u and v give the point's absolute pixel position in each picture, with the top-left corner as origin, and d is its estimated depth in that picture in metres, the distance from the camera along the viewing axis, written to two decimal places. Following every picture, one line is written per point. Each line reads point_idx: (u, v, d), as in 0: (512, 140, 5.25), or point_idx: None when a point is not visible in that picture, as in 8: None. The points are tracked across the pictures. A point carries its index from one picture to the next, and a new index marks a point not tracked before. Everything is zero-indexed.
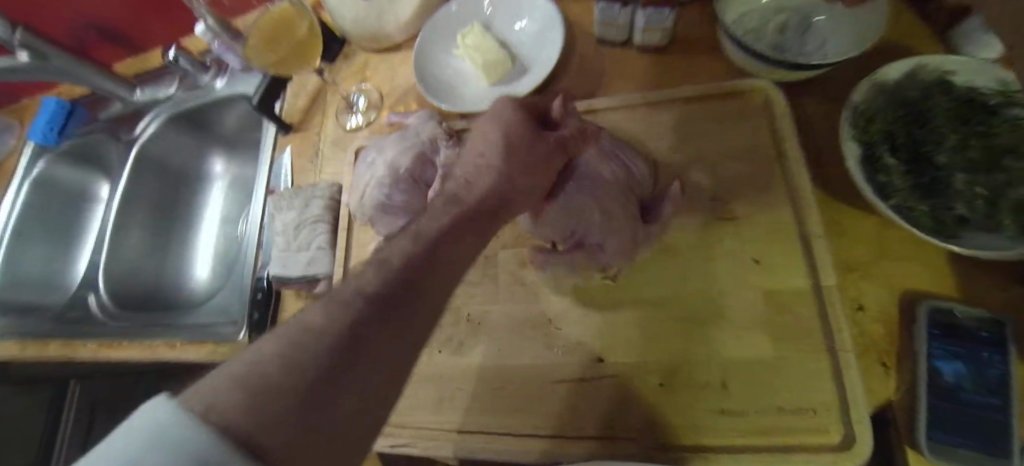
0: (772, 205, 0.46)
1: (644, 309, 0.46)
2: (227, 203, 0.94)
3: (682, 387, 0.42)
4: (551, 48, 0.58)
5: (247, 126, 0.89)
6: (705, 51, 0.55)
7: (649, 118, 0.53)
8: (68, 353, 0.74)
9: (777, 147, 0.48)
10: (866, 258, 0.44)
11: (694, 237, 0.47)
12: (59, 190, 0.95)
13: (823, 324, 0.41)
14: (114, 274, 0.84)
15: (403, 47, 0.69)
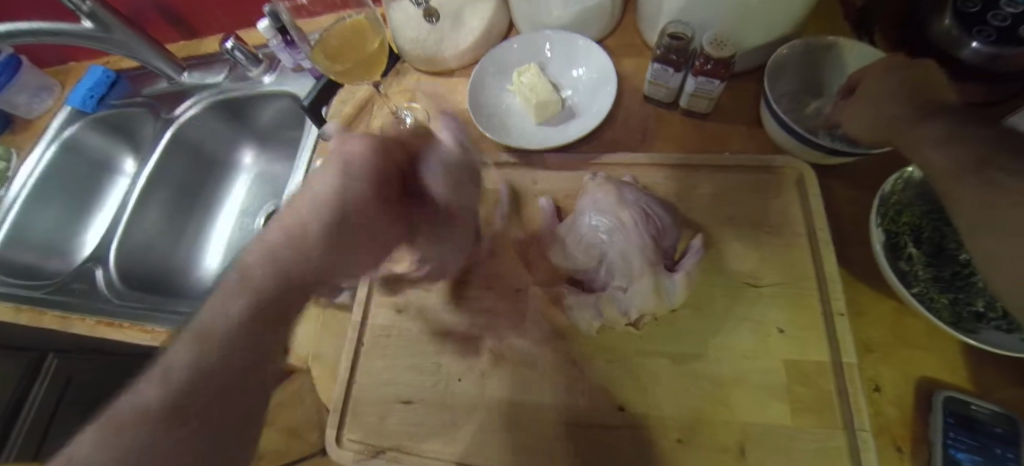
0: (798, 278, 0.48)
1: (665, 361, 0.46)
2: (251, 197, 0.96)
3: (702, 444, 0.43)
4: (603, 100, 0.60)
5: (283, 125, 0.92)
6: (744, 125, 0.59)
7: (682, 178, 0.55)
8: (63, 325, 0.71)
9: (806, 223, 0.50)
10: (880, 341, 0.46)
11: (721, 298, 0.48)
12: (87, 159, 0.96)
13: (843, 402, 0.42)
14: (127, 251, 0.82)
15: (457, 73, 0.72)
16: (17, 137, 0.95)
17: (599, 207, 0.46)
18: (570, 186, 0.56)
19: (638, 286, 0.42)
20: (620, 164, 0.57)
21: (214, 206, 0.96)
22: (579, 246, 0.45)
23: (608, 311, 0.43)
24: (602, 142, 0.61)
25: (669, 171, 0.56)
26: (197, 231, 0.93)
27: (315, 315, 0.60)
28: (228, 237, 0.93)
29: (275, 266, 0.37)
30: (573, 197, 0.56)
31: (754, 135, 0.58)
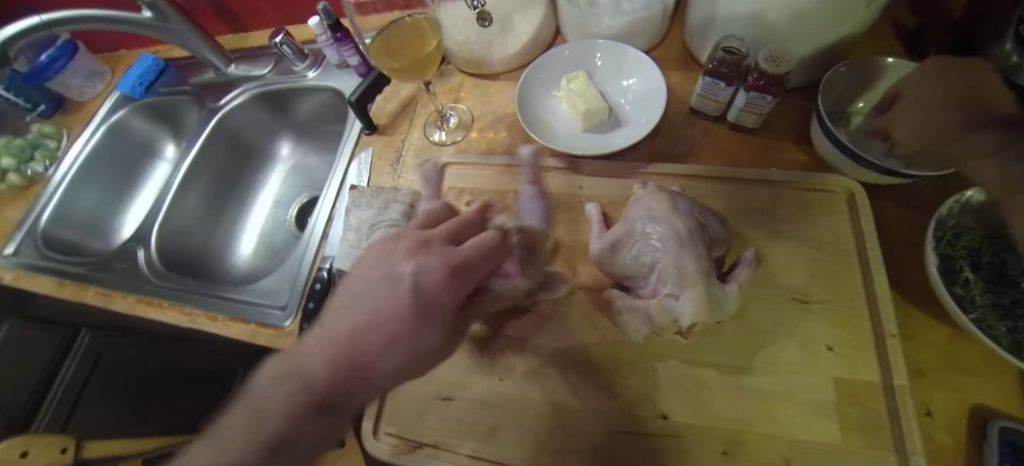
0: (848, 296, 0.47)
1: (711, 372, 0.46)
2: (286, 187, 0.98)
3: (749, 459, 0.42)
4: (651, 109, 0.60)
5: (323, 119, 0.94)
6: (792, 141, 0.59)
7: (728, 191, 0.55)
8: (105, 301, 0.73)
9: (857, 241, 0.50)
10: (931, 365, 0.46)
11: (770, 312, 0.48)
12: (130, 142, 0.99)
13: (893, 424, 0.41)
14: (167, 233, 0.84)
15: (501, 77, 0.74)
16: (67, 118, 0.99)
17: (652, 214, 0.46)
18: (616, 194, 0.57)
19: (691, 293, 0.42)
20: (667, 173, 0.58)
21: (250, 195, 0.98)
22: (630, 252, 0.45)
23: (659, 317, 0.42)
24: (647, 152, 0.61)
25: (716, 182, 0.56)
26: (233, 219, 0.94)
27: None
28: (262, 225, 0.95)
29: (325, 354, 0.32)
30: (619, 203, 0.56)
31: (802, 152, 0.58)
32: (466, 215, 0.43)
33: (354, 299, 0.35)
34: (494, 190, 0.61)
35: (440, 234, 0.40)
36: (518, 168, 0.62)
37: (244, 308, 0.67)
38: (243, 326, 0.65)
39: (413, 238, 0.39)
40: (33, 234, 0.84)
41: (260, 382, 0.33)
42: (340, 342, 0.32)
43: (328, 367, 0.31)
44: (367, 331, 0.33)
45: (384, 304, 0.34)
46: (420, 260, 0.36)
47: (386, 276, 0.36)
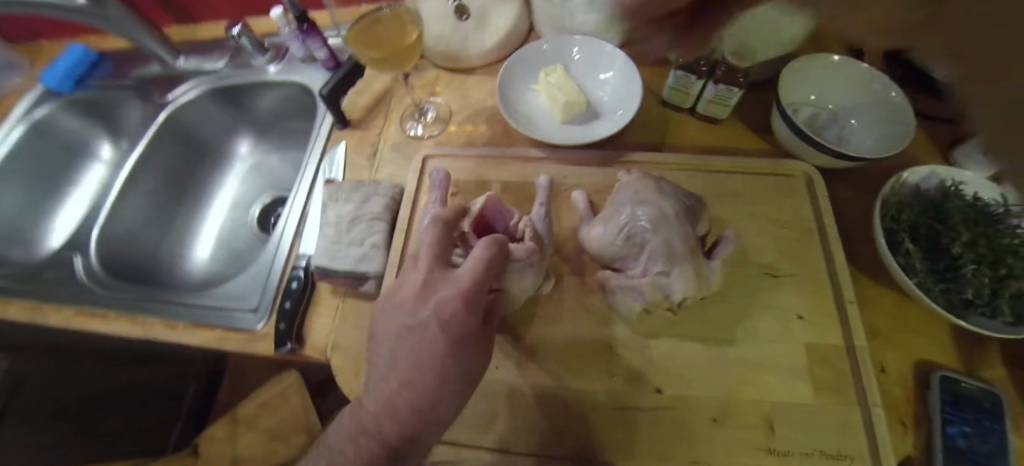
0: (811, 268, 0.52)
1: (698, 346, 0.49)
2: (246, 187, 0.92)
3: (736, 423, 0.45)
4: (628, 101, 0.62)
5: (286, 115, 0.89)
6: (755, 131, 0.64)
7: (700, 178, 0.59)
8: (34, 318, 0.64)
9: (816, 219, 0.55)
10: (884, 327, 0.51)
11: (747, 285, 0.52)
12: (56, 140, 0.88)
13: (856, 380, 0.46)
14: (111, 239, 0.77)
15: (478, 71, 0.73)
16: None
17: (639, 198, 0.48)
18: (598, 181, 0.59)
19: (681, 270, 0.45)
20: (644, 162, 0.60)
21: (206, 197, 0.90)
22: (621, 234, 0.47)
23: (652, 293, 0.45)
24: (624, 143, 0.64)
25: (691, 169, 0.59)
26: (187, 223, 0.87)
27: (335, 303, 0.59)
28: (219, 227, 0.88)
29: (389, 402, 0.40)
30: (603, 191, 0.58)
31: (764, 141, 0.63)
32: (490, 242, 0.42)
33: (404, 352, 0.41)
34: (478, 181, 0.62)
35: (473, 279, 0.41)
36: (501, 159, 0.63)
37: (208, 314, 0.61)
38: (207, 333, 0.60)
39: (450, 290, 0.41)
40: None
41: (343, 421, 0.43)
42: (403, 397, 0.40)
43: (398, 418, 0.40)
44: (414, 385, 0.40)
45: (435, 367, 0.40)
46: (460, 321, 0.40)
47: (431, 335, 0.40)
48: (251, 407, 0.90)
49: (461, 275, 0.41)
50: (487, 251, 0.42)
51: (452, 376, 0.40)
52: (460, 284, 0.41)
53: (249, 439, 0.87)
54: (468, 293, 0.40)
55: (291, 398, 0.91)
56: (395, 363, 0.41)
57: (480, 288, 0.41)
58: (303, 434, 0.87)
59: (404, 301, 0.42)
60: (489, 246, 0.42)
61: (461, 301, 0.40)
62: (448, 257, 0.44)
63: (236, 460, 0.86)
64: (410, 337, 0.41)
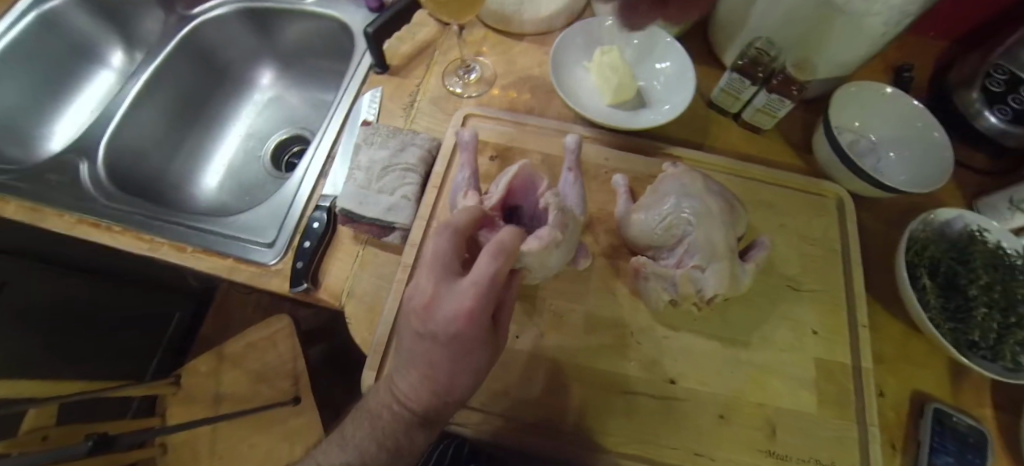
0: (831, 288, 0.53)
1: (714, 346, 0.49)
2: (263, 120, 0.89)
3: (740, 424, 0.46)
4: (678, 94, 0.61)
5: (316, 50, 0.85)
6: (796, 147, 0.63)
7: (737, 183, 0.59)
8: (34, 219, 0.61)
9: (842, 242, 0.56)
10: (888, 354, 0.53)
11: (768, 293, 0.53)
12: (63, 38, 0.83)
13: (856, 398, 0.48)
14: (117, 151, 0.73)
15: (529, 39, 0.72)
16: None
17: (685, 191, 0.48)
18: (638, 170, 0.59)
19: (718, 266, 0.45)
20: (685, 158, 0.60)
21: (218, 124, 0.87)
22: (662, 223, 0.47)
23: (684, 286, 0.45)
24: (666, 137, 0.64)
25: (729, 174, 0.59)
26: (197, 146, 0.84)
27: (355, 250, 0.57)
28: (231, 157, 0.85)
29: (411, 391, 0.37)
30: (642, 181, 0.58)
31: (799, 158, 0.63)
32: (497, 251, 0.31)
33: (416, 355, 0.35)
34: (518, 148, 0.60)
35: (478, 298, 0.31)
36: (543, 129, 0.62)
37: (219, 242, 0.59)
38: (219, 260, 0.58)
39: (451, 306, 0.31)
40: None
41: (359, 408, 0.41)
42: (419, 392, 0.36)
43: (418, 407, 0.37)
44: (435, 383, 0.35)
45: (446, 373, 0.35)
46: (464, 341, 0.32)
47: (435, 347, 0.33)
48: (238, 347, 0.88)
49: (464, 290, 0.31)
50: (494, 263, 0.31)
51: (474, 371, 0.35)
52: (461, 299, 0.31)
53: (233, 377, 0.87)
54: (474, 307, 0.31)
55: (280, 342, 0.88)
56: (411, 360, 0.36)
57: (492, 299, 0.32)
58: (289, 380, 0.86)
59: (410, 304, 0.34)
60: (495, 254, 0.31)
61: (465, 315, 0.31)
62: (457, 258, 0.34)
63: (219, 395, 0.86)
64: (420, 340, 0.34)
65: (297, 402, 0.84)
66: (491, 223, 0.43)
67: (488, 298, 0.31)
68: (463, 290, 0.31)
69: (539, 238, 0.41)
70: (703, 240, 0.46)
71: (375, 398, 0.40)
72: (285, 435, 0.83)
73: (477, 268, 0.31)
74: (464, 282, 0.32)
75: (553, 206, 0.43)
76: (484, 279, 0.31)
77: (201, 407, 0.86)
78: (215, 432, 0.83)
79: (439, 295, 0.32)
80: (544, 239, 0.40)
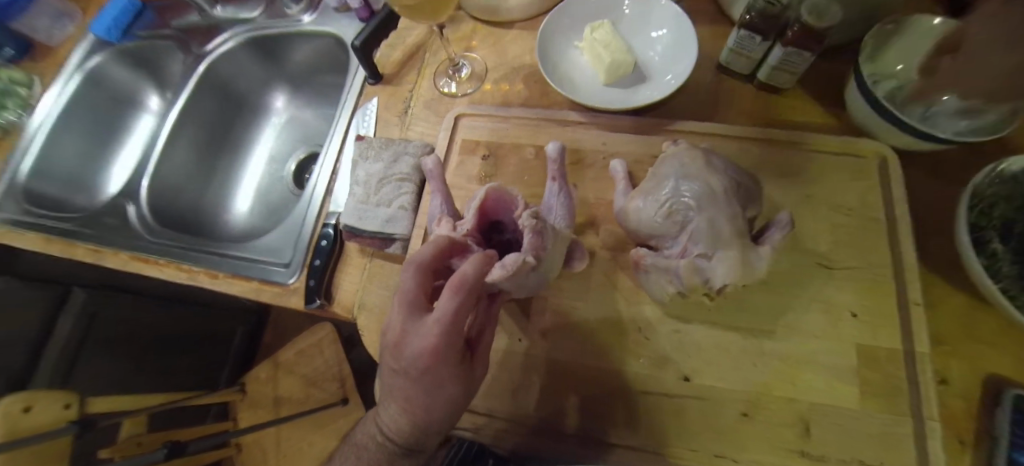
0: (876, 264, 0.46)
1: (733, 338, 0.45)
2: (281, 142, 0.93)
3: (765, 420, 0.42)
4: (679, 61, 0.56)
5: (318, 68, 0.87)
6: (823, 103, 0.55)
7: (755, 152, 0.53)
8: (94, 258, 0.70)
9: (884, 208, 0.48)
10: (952, 335, 0.44)
11: (796, 276, 0.47)
12: (108, 90, 0.91)
13: (911, 389, 0.41)
14: (156, 190, 0.81)
15: (517, 26, 0.69)
16: (36, 65, 0.89)
17: (684, 171, 0.44)
18: (640, 152, 0.55)
19: (725, 254, 0.41)
20: (692, 131, 0.55)
21: (242, 153, 0.92)
22: (661, 211, 0.44)
23: (689, 278, 0.41)
24: (671, 113, 0.58)
25: (746, 144, 0.53)
26: (226, 177, 0.89)
27: (363, 263, 0.59)
28: (255, 182, 0.90)
29: (398, 415, 0.37)
30: (645, 163, 0.54)
31: (830, 115, 0.54)
32: (458, 285, 0.32)
33: (393, 391, 0.37)
34: (511, 145, 0.59)
35: (441, 334, 0.32)
36: (536, 120, 0.59)
37: (245, 266, 0.64)
38: (245, 283, 0.63)
39: (418, 344, 0.33)
40: (14, 189, 0.79)
41: (358, 433, 0.43)
42: (399, 426, 0.37)
43: (402, 439, 0.38)
44: (414, 409, 0.36)
45: (422, 403, 0.35)
46: (433, 375, 0.34)
47: (408, 383, 0.35)
48: (291, 354, 0.96)
49: (428, 328, 0.32)
50: (455, 299, 0.32)
51: (450, 400, 0.36)
52: (423, 338, 0.33)
53: (287, 382, 0.94)
54: (438, 342, 0.32)
55: (326, 348, 0.97)
56: (393, 388, 0.37)
57: (458, 332, 0.33)
58: (337, 383, 0.93)
59: (383, 338, 0.36)
60: (455, 289, 0.32)
61: (435, 351, 0.33)
62: (424, 295, 0.35)
63: (277, 400, 0.94)
64: (397, 371, 0.35)
65: (345, 403, 0.91)
66: (462, 250, 0.41)
67: (450, 331, 0.33)
68: (426, 329, 0.32)
69: (504, 265, 0.39)
70: (706, 229, 0.42)
71: (368, 425, 0.41)
72: (336, 433, 0.89)
73: (438, 305, 0.32)
74: (428, 317, 0.33)
75: (528, 228, 0.40)
76: (444, 317, 0.32)
77: (265, 411, 0.94)
78: (280, 432, 0.91)
79: (407, 332, 0.33)
80: (508, 269, 0.38)
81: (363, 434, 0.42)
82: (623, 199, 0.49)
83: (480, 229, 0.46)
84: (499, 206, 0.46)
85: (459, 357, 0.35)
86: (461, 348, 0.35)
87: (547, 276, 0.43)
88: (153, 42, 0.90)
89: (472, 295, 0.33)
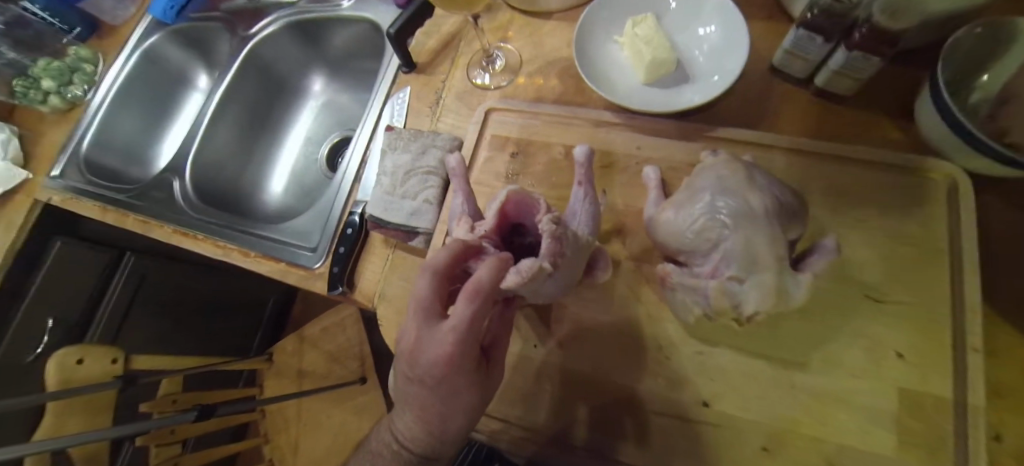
0: (933, 302, 0.41)
1: (759, 366, 0.43)
2: (317, 125, 0.95)
3: (789, 458, 0.40)
4: (728, 62, 0.51)
5: (355, 54, 0.88)
6: (888, 114, 0.50)
7: (804, 167, 0.49)
8: (144, 229, 0.74)
9: (950, 238, 0.43)
10: (1016, 387, 0.39)
11: (839, 306, 0.43)
12: (164, 68, 0.96)
13: (959, 446, 0.37)
14: (202, 168, 0.85)
15: (556, 16, 0.66)
16: (102, 41, 0.95)
17: (723, 186, 0.42)
18: (676, 159, 0.52)
19: (760, 279, 0.38)
20: (735, 139, 0.51)
21: (281, 135, 0.95)
22: (694, 226, 0.41)
23: (718, 300, 0.39)
24: (714, 117, 0.54)
25: (795, 157, 0.49)
26: (265, 158, 0.93)
27: (385, 254, 0.60)
28: (292, 164, 0.93)
29: (413, 422, 0.37)
30: (679, 171, 0.51)
31: (896, 129, 0.49)
32: (473, 292, 0.31)
33: (409, 399, 0.37)
34: (540, 142, 0.57)
35: (457, 342, 0.32)
36: (568, 118, 0.57)
37: (276, 247, 0.66)
38: (275, 265, 0.65)
39: (433, 352, 0.32)
40: (77, 157, 0.84)
41: (375, 436, 0.44)
42: (415, 434, 0.38)
43: (417, 448, 0.38)
44: (429, 416, 0.36)
45: (438, 409, 0.35)
46: (449, 383, 0.34)
47: (423, 390, 0.35)
48: (315, 330, 1.01)
49: (444, 336, 0.32)
50: (472, 305, 0.31)
51: (466, 406, 0.36)
52: (437, 345, 0.32)
53: (311, 357, 0.99)
54: (453, 350, 0.32)
55: (348, 327, 1.03)
56: (408, 395, 0.37)
57: (474, 339, 0.33)
58: (357, 361, 0.99)
59: (399, 345, 0.35)
60: (470, 296, 0.31)
61: (450, 358, 0.32)
62: (439, 302, 0.34)
63: (301, 373, 0.98)
64: (412, 378, 0.35)
65: (364, 382, 0.96)
66: (477, 253, 0.40)
67: (466, 337, 0.32)
68: (441, 337, 0.32)
69: (520, 270, 0.38)
70: (734, 251, 0.39)
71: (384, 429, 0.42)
72: (354, 411, 0.93)
73: (454, 313, 0.32)
74: (443, 324, 0.33)
75: (546, 234, 0.39)
76: (460, 324, 0.32)
77: (288, 381, 0.98)
78: (301, 405, 0.96)
79: (421, 339, 0.33)
80: (523, 275, 0.37)
81: (381, 438, 0.42)
82: (653, 210, 0.47)
83: (499, 232, 0.44)
84: (520, 210, 0.44)
85: (475, 365, 0.35)
86: (477, 353, 0.35)
87: (567, 282, 0.42)
88: (205, 23, 0.93)
89: (488, 301, 0.32)
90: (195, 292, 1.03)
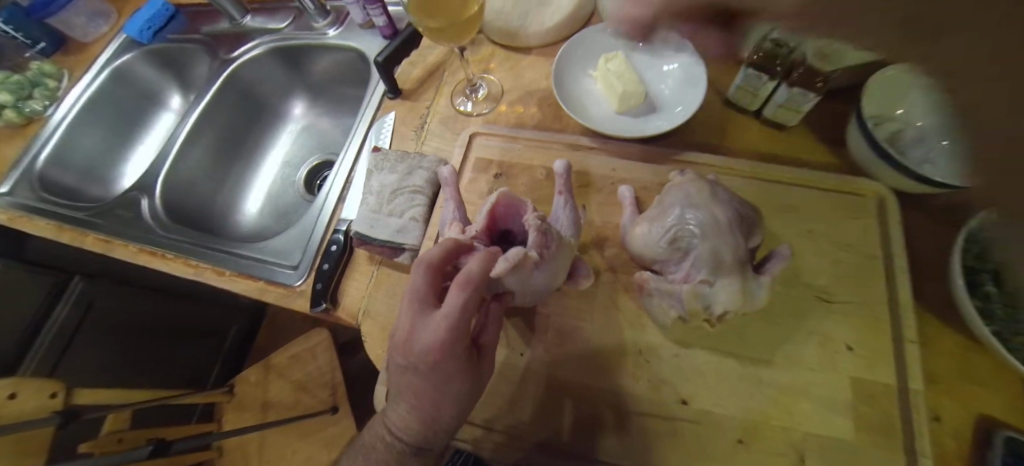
0: (873, 302, 0.47)
1: (731, 365, 0.46)
2: (297, 147, 0.95)
3: (762, 449, 0.43)
4: (689, 96, 0.58)
5: (339, 80, 0.91)
6: (823, 142, 0.57)
7: (757, 187, 0.55)
8: (104, 249, 0.71)
9: (883, 247, 0.50)
10: (946, 374, 0.45)
11: (796, 308, 0.48)
12: (133, 87, 0.94)
13: (905, 426, 0.42)
14: (173, 186, 0.82)
15: (534, 52, 0.72)
16: (67, 59, 0.92)
17: (690, 200, 0.46)
18: (647, 179, 0.57)
19: (727, 282, 0.43)
20: (698, 162, 0.57)
21: (257, 155, 0.94)
22: (666, 237, 0.45)
23: (691, 302, 0.43)
24: (678, 143, 0.60)
25: (749, 178, 0.55)
26: (240, 177, 0.91)
27: (370, 271, 0.60)
28: (269, 184, 0.92)
29: (405, 417, 0.38)
30: (650, 190, 0.57)
31: (830, 154, 0.57)
32: (464, 282, 0.35)
33: (401, 389, 0.37)
34: (523, 165, 0.61)
35: (450, 328, 0.34)
36: (547, 143, 0.61)
37: (252, 266, 0.65)
38: (251, 283, 0.63)
39: (427, 338, 0.35)
40: (31, 175, 0.80)
41: (359, 441, 0.43)
42: (409, 422, 0.38)
43: (411, 437, 0.38)
44: (422, 409, 0.37)
45: (431, 400, 0.36)
46: (441, 369, 0.35)
47: (417, 378, 0.36)
48: (283, 359, 0.95)
49: (437, 322, 0.35)
50: (463, 292, 0.34)
51: (457, 398, 0.37)
52: (433, 332, 0.35)
53: (277, 387, 0.93)
54: (447, 336, 0.34)
55: (319, 353, 0.96)
56: (401, 388, 0.38)
57: (466, 325, 0.35)
58: (328, 390, 0.92)
59: (393, 335, 0.37)
60: (462, 285, 0.35)
61: (445, 344, 0.35)
62: (433, 293, 0.37)
63: (266, 404, 0.92)
64: (407, 368, 0.36)
65: (334, 411, 0.90)
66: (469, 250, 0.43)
67: (459, 322, 0.34)
68: (435, 322, 0.35)
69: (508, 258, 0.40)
70: (705, 256, 0.44)
71: (372, 431, 0.42)
72: (324, 442, 0.88)
73: (448, 300, 0.35)
74: (437, 312, 0.35)
75: (534, 228, 0.42)
76: (453, 310, 0.34)
77: (252, 414, 0.92)
78: (264, 440, 0.89)
79: (417, 325, 0.36)
80: (512, 261, 0.39)
81: (367, 438, 0.42)
82: (629, 218, 0.52)
83: (489, 234, 0.47)
84: (509, 215, 0.47)
85: (467, 354, 0.37)
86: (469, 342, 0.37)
87: (557, 276, 0.44)
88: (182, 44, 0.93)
89: (479, 289, 0.35)
90: (151, 319, 0.96)
